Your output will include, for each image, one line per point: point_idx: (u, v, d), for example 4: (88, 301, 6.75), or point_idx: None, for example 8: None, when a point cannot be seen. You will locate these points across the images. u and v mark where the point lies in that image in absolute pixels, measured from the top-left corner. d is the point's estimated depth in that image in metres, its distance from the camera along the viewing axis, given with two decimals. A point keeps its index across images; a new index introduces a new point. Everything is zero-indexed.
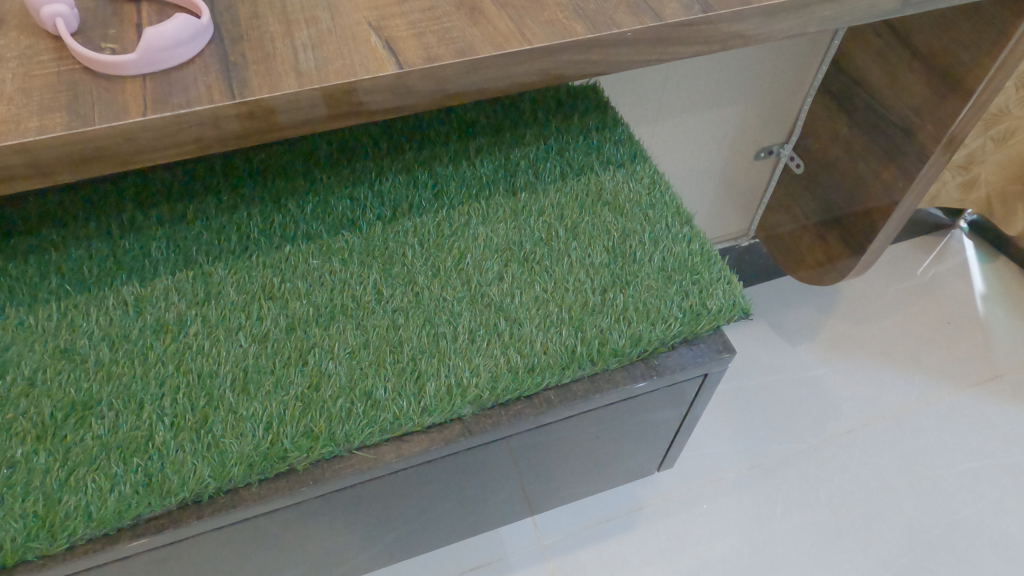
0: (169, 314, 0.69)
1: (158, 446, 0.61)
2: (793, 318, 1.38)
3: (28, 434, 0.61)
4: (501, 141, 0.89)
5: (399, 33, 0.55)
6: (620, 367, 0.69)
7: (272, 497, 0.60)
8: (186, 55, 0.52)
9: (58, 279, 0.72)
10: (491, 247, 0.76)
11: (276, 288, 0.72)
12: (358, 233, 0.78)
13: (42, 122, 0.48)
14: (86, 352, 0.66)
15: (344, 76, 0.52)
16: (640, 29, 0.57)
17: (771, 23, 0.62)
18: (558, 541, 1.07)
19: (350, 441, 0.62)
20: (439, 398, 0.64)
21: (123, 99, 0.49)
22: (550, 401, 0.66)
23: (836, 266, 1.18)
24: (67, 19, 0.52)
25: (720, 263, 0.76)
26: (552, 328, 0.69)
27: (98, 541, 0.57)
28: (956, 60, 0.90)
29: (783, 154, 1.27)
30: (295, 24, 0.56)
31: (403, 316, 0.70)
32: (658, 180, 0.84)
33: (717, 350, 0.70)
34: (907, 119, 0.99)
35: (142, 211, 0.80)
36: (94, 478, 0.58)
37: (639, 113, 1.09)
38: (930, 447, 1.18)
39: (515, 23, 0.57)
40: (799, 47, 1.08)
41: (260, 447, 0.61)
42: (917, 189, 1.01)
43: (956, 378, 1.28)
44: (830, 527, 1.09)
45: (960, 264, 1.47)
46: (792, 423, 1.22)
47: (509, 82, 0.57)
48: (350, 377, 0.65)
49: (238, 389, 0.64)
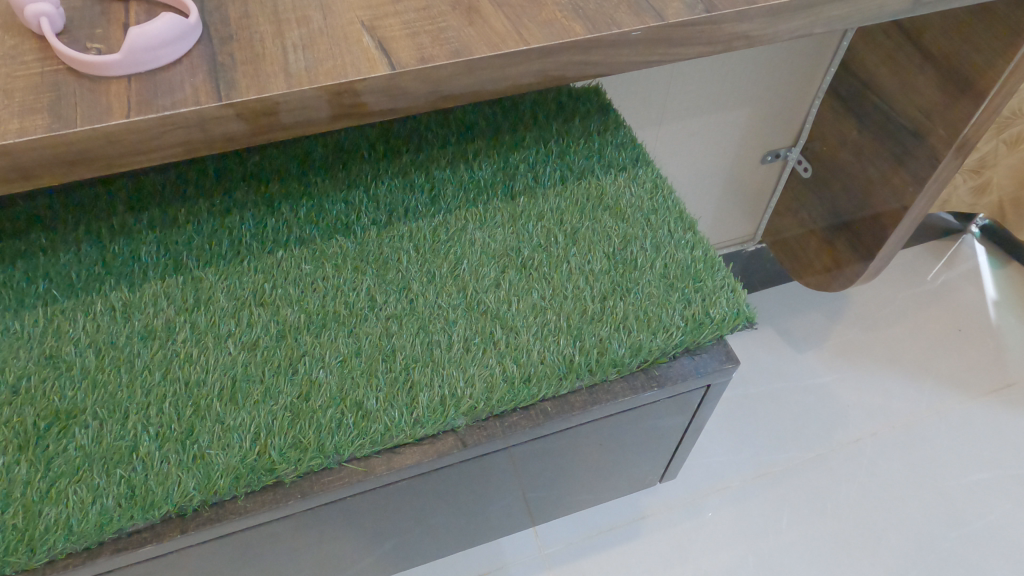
0: (157, 321, 0.68)
1: (143, 458, 0.59)
2: (801, 324, 1.35)
3: (10, 443, 0.59)
4: (500, 143, 0.87)
5: (392, 33, 0.54)
6: (619, 378, 0.66)
7: (258, 511, 0.58)
8: (173, 56, 0.50)
9: (45, 283, 0.71)
10: (488, 254, 0.74)
11: (266, 294, 0.71)
12: (352, 237, 0.76)
13: (23, 124, 0.46)
14: (71, 359, 0.65)
15: (334, 77, 0.50)
16: (641, 30, 0.55)
17: (778, 23, 0.59)
18: (559, 551, 1.05)
19: (340, 453, 0.60)
20: (432, 410, 0.62)
21: (107, 101, 0.48)
22: (546, 412, 0.64)
23: (846, 273, 1.15)
24: (53, 18, 0.51)
25: (724, 270, 0.74)
26: (550, 336, 0.67)
27: (79, 555, 0.55)
28: (970, 62, 0.87)
29: (790, 158, 1.25)
30: (286, 25, 0.54)
31: (396, 323, 0.68)
32: (660, 184, 0.81)
33: (720, 360, 0.68)
34: (918, 123, 0.96)
35: (134, 214, 0.79)
36: (75, 490, 0.57)
37: (643, 115, 1.07)
38: (941, 457, 1.16)
39: (512, 22, 0.55)
40: (808, 47, 1.06)
41: (247, 458, 0.59)
42: (927, 194, 0.99)
43: (967, 387, 1.25)
44: (838, 537, 1.07)
45: (971, 270, 1.44)
46: (800, 431, 1.19)
47: (505, 84, 0.55)
48: (340, 387, 0.64)
49: (225, 399, 0.63)
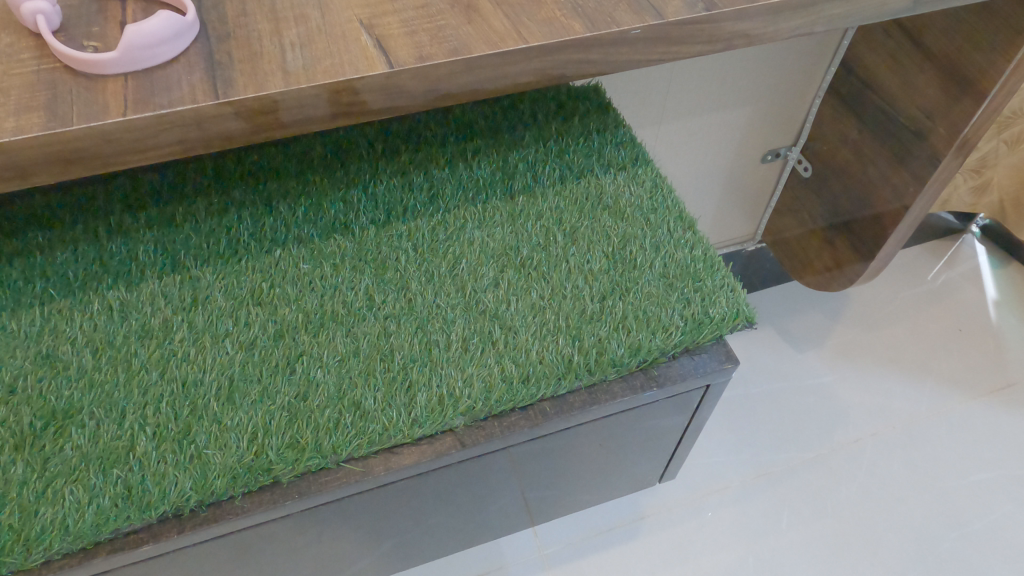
0: (154, 320, 0.68)
1: (140, 457, 0.59)
2: (800, 324, 1.35)
3: (7, 444, 0.59)
4: (499, 142, 0.87)
5: (390, 31, 0.53)
6: (618, 378, 0.66)
7: (255, 511, 0.58)
8: (169, 54, 0.49)
9: (43, 282, 0.71)
10: (487, 254, 0.74)
11: (264, 293, 0.70)
12: (350, 236, 0.76)
13: (19, 122, 0.46)
14: (68, 359, 0.64)
15: (332, 75, 0.50)
16: (640, 28, 0.55)
17: (778, 22, 0.59)
18: (558, 551, 1.05)
19: (338, 453, 0.60)
20: (430, 410, 0.62)
21: (103, 99, 0.47)
22: (545, 413, 0.64)
23: (846, 273, 1.15)
24: (49, 16, 0.50)
25: (723, 269, 0.74)
26: (548, 336, 0.67)
27: (75, 556, 0.55)
28: (971, 61, 0.87)
29: (791, 158, 1.24)
30: (283, 23, 0.53)
31: (395, 323, 0.68)
32: (660, 184, 0.81)
33: (720, 360, 0.68)
34: (918, 122, 0.96)
35: (131, 213, 0.79)
36: (72, 490, 0.57)
37: (643, 114, 1.07)
38: (941, 457, 1.15)
39: (511, 20, 0.54)
40: (808, 46, 1.05)
41: (244, 458, 0.59)
42: (928, 193, 0.98)
43: (968, 387, 1.25)
44: (837, 538, 1.06)
45: (971, 270, 1.44)
46: (799, 431, 1.19)
47: (504, 82, 0.55)
48: (338, 386, 0.63)
49: (223, 399, 0.62)
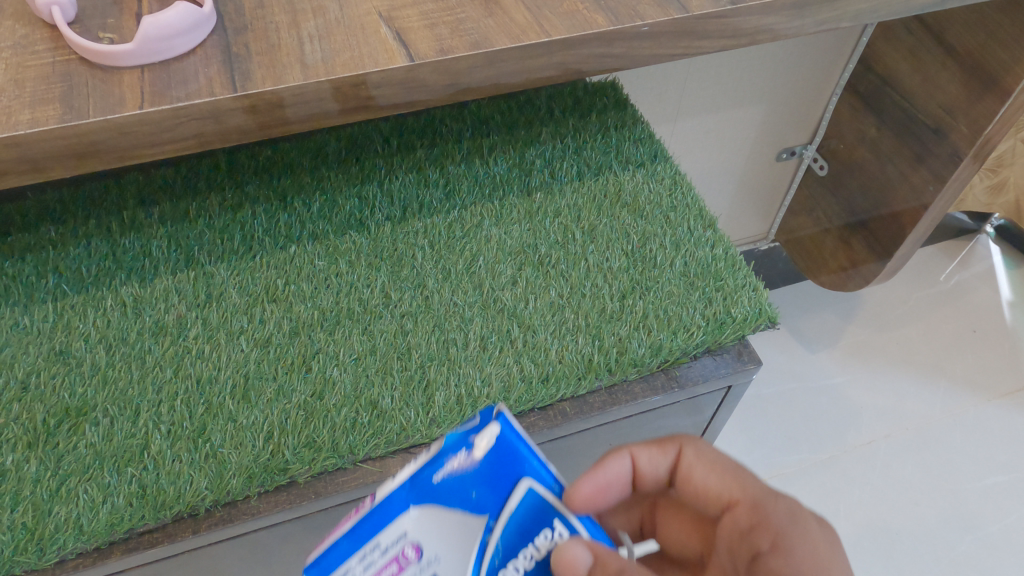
0: (168, 316, 0.67)
1: (154, 456, 0.58)
2: (814, 324, 1.33)
3: (19, 441, 0.58)
4: (514, 139, 0.85)
5: (410, 24, 0.52)
6: (639, 378, 0.65)
7: (270, 511, 0.57)
8: (186, 46, 0.48)
9: (55, 278, 0.70)
10: (504, 251, 0.73)
11: (279, 290, 0.69)
12: (365, 233, 0.75)
13: (34, 114, 0.45)
14: (81, 355, 0.64)
15: (352, 69, 0.49)
16: (664, 21, 0.53)
17: (804, 16, 0.58)
18: None
19: (355, 453, 0.59)
20: (448, 409, 0.61)
21: (120, 92, 0.46)
22: (565, 413, 0.62)
23: (863, 273, 1.13)
24: (64, 8, 0.49)
25: (746, 268, 0.72)
26: (568, 335, 0.66)
27: (88, 556, 0.54)
28: (996, 58, 0.85)
29: (806, 156, 1.23)
30: (301, 15, 0.52)
31: (411, 321, 0.67)
32: (680, 180, 0.80)
33: (740, 360, 0.66)
34: (940, 120, 0.95)
35: (144, 208, 0.78)
36: (86, 488, 0.56)
37: (659, 111, 1.06)
38: (956, 459, 1.14)
39: (532, 13, 0.53)
40: (827, 42, 1.04)
41: (260, 458, 0.58)
42: (949, 193, 0.97)
43: (984, 389, 1.23)
44: (850, 540, 1.05)
45: (986, 270, 1.42)
46: (813, 431, 1.18)
47: (524, 76, 0.54)
48: (355, 385, 0.62)
49: (238, 397, 0.61)
